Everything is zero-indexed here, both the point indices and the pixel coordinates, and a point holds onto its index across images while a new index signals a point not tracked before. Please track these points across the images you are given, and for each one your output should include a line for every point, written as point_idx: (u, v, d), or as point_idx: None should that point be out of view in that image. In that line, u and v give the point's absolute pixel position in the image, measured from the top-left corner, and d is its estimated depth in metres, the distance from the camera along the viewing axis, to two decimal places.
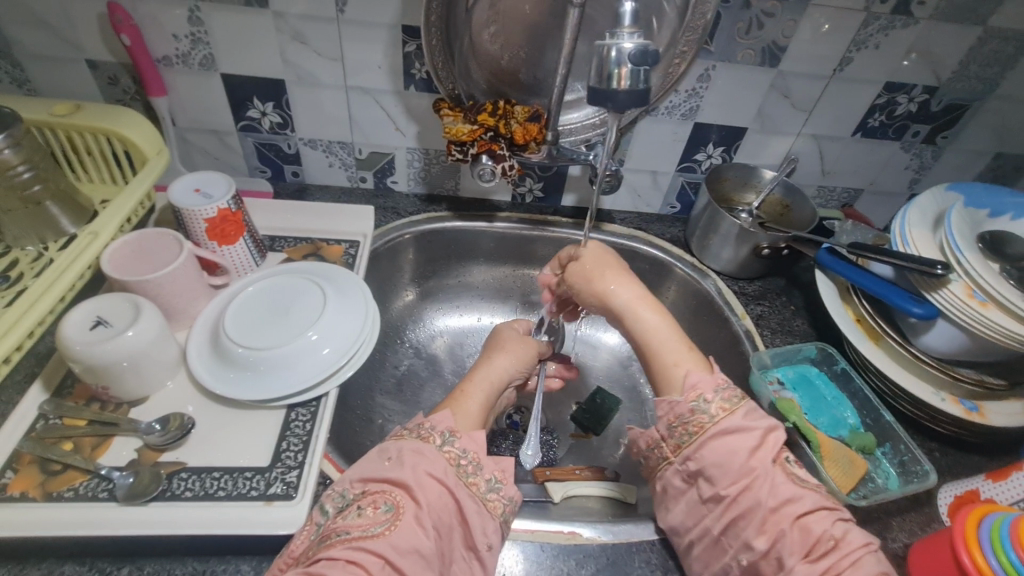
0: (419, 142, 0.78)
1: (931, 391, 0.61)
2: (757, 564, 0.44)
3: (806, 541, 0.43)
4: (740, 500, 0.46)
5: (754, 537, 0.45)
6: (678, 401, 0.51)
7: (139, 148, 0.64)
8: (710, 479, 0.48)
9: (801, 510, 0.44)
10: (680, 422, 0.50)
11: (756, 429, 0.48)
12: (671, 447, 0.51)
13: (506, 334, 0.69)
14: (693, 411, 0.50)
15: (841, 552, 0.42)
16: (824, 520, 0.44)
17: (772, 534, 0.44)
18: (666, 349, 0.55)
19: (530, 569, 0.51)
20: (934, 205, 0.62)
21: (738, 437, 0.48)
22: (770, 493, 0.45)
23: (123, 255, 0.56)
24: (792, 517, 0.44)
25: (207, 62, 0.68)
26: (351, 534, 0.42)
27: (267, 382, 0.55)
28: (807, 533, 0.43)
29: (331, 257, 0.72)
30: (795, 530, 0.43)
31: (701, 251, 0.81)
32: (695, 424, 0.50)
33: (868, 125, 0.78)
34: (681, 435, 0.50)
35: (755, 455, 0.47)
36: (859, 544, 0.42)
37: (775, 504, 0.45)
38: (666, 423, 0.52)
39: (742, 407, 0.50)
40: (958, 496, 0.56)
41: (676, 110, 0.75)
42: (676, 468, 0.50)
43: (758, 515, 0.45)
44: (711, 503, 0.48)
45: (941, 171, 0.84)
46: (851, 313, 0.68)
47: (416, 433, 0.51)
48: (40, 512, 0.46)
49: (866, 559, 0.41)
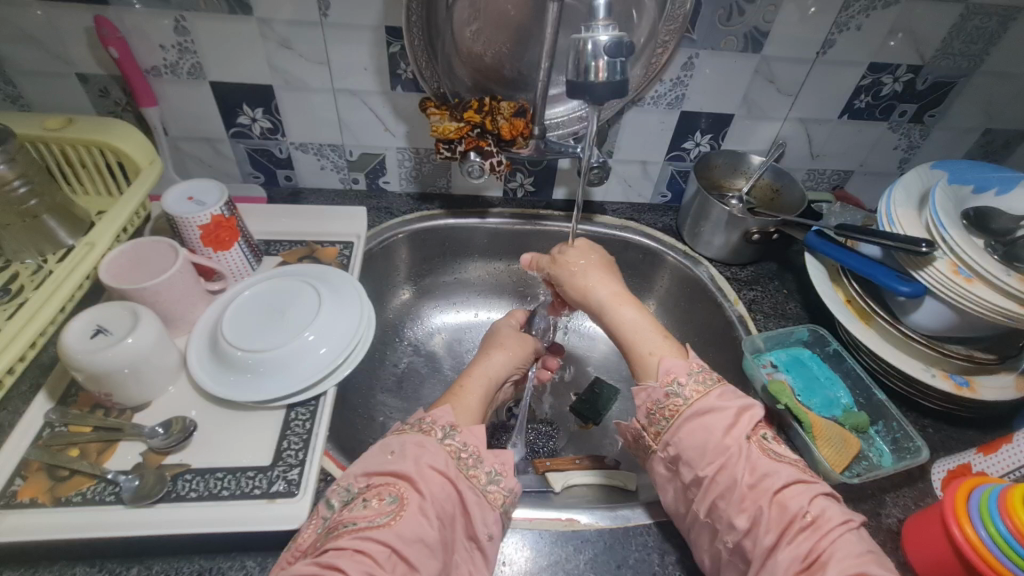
0: (408, 141, 0.79)
1: (923, 368, 0.62)
2: (741, 543, 0.45)
3: (782, 519, 0.43)
4: (717, 480, 0.46)
5: (736, 516, 0.45)
6: (654, 387, 0.52)
7: (131, 158, 0.65)
8: (689, 463, 0.48)
9: (778, 486, 0.45)
10: (657, 408, 0.51)
11: (730, 409, 0.49)
12: (652, 435, 0.52)
13: (501, 328, 0.71)
14: (668, 396, 0.51)
15: (819, 531, 0.42)
16: (801, 495, 0.44)
17: (751, 512, 0.44)
18: (641, 339, 0.56)
19: (530, 557, 0.51)
20: (919, 184, 0.63)
21: (714, 419, 0.48)
22: (747, 471, 0.46)
23: (120, 264, 0.58)
24: (771, 493, 0.44)
25: (196, 71, 0.69)
26: (358, 525, 0.43)
27: (266, 383, 0.56)
28: (784, 509, 0.43)
29: (326, 258, 0.73)
30: (772, 506, 0.44)
31: (693, 239, 0.81)
32: (670, 407, 0.50)
33: (854, 107, 0.78)
34: (660, 421, 0.51)
35: (730, 435, 0.47)
36: (836, 521, 0.43)
37: (752, 481, 0.45)
38: (645, 411, 0.52)
39: (716, 387, 0.51)
40: (950, 470, 0.57)
41: (661, 99, 0.75)
42: (659, 456, 0.51)
43: (736, 491, 0.45)
44: (693, 487, 0.48)
45: (931, 149, 0.84)
46: (841, 295, 0.68)
47: (417, 427, 0.51)
48: (51, 517, 0.47)
49: (845, 536, 0.42)
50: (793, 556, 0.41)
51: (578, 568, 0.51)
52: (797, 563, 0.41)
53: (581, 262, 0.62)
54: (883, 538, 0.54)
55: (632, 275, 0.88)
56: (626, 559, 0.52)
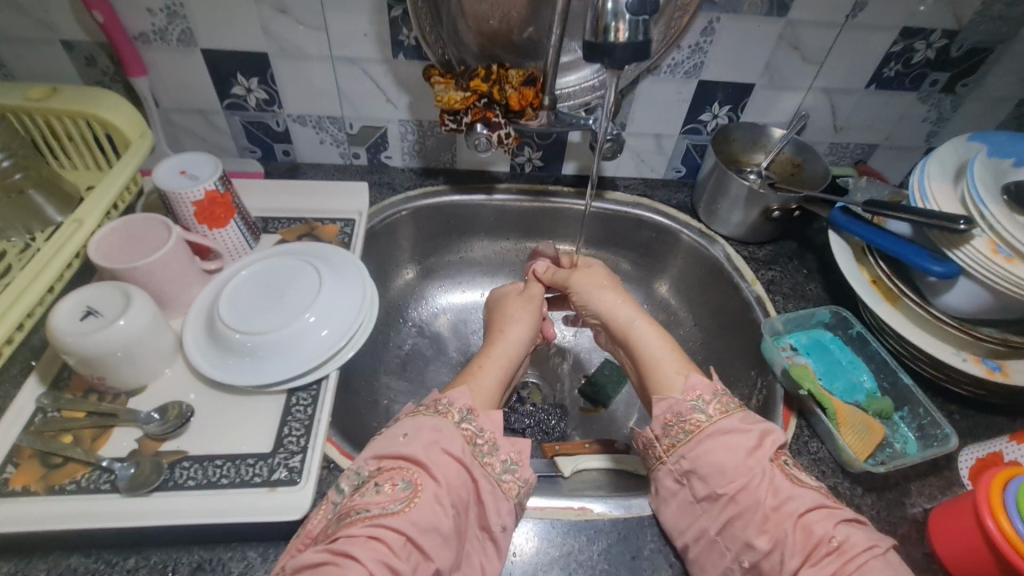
0: (411, 113, 0.75)
1: (952, 352, 0.59)
2: (759, 563, 0.43)
3: (807, 541, 0.42)
4: (738, 499, 0.45)
5: (754, 536, 0.44)
6: (678, 399, 0.51)
7: (121, 131, 0.62)
8: (704, 479, 0.47)
9: (802, 509, 0.43)
10: (677, 421, 0.50)
11: (753, 430, 0.48)
12: (664, 446, 0.50)
13: (506, 301, 0.67)
14: (690, 410, 0.50)
15: (845, 557, 0.40)
16: (826, 519, 0.43)
17: (774, 533, 0.43)
18: (663, 359, 0.56)
19: (541, 547, 0.50)
20: (954, 157, 0.59)
21: (737, 438, 0.47)
22: (769, 493, 0.44)
23: (111, 244, 0.55)
24: (794, 516, 0.43)
25: (186, 38, 0.65)
26: (370, 512, 0.41)
27: (266, 367, 0.54)
28: (810, 533, 0.42)
29: (326, 236, 0.70)
30: (797, 529, 0.42)
31: (709, 217, 0.78)
32: (691, 423, 0.49)
33: (883, 75, 0.74)
34: (676, 435, 0.49)
35: (753, 456, 0.46)
36: (863, 547, 0.41)
37: (776, 503, 0.44)
38: (661, 423, 0.51)
39: (737, 411, 0.50)
40: (980, 459, 0.54)
41: (679, 67, 0.71)
42: (669, 468, 0.49)
43: (758, 512, 0.44)
44: (705, 503, 0.47)
45: (962, 121, 0.79)
46: (867, 275, 0.65)
47: (434, 409, 0.49)
48: (45, 505, 0.45)
49: (871, 563, 0.40)
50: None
51: (591, 559, 0.49)
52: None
53: (601, 281, 0.65)
54: (908, 528, 0.52)
55: (643, 254, 0.85)
56: (640, 549, 0.50)
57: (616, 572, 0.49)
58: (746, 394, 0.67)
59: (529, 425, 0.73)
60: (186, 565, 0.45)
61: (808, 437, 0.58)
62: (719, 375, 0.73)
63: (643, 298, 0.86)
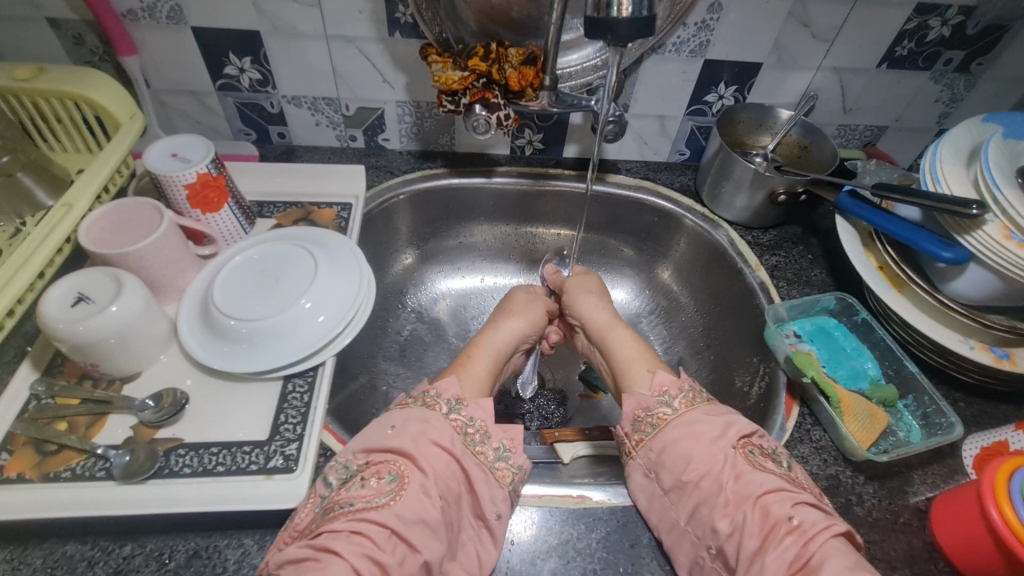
0: (409, 94, 0.73)
1: (959, 339, 0.58)
2: (723, 548, 0.43)
3: (765, 522, 0.42)
4: (700, 485, 0.46)
5: (718, 520, 0.44)
6: (645, 396, 0.53)
7: (110, 113, 0.60)
8: (669, 469, 0.48)
9: (761, 491, 0.44)
10: (645, 415, 0.51)
11: (717, 420, 0.49)
12: (633, 442, 0.51)
13: (517, 292, 0.68)
14: (657, 405, 0.52)
15: (804, 536, 0.41)
16: (783, 501, 0.43)
17: (734, 516, 0.43)
18: (634, 360, 0.58)
19: (538, 534, 0.49)
20: (968, 138, 0.57)
21: (701, 428, 0.48)
22: (732, 477, 0.45)
23: (101, 228, 0.54)
24: (753, 497, 0.43)
25: (175, 15, 0.63)
26: (355, 506, 0.41)
27: (262, 354, 0.53)
28: (767, 514, 0.43)
29: (322, 221, 0.69)
30: (755, 510, 0.43)
31: (713, 201, 0.76)
32: (658, 416, 0.51)
33: (895, 54, 0.71)
34: (645, 429, 0.51)
35: (716, 444, 0.47)
36: (820, 526, 0.42)
37: (736, 486, 0.44)
38: (631, 419, 0.52)
39: (703, 403, 0.51)
40: (984, 448, 0.53)
41: (684, 46, 0.69)
42: (638, 463, 0.50)
43: (720, 496, 0.44)
44: (674, 493, 0.47)
45: (976, 102, 0.77)
46: (873, 261, 0.64)
47: (420, 402, 0.49)
48: (40, 493, 0.45)
49: (830, 542, 0.41)
50: (780, 561, 0.40)
51: (589, 547, 0.49)
52: (784, 567, 0.40)
53: (591, 287, 0.70)
54: (909, 517, 0.51)
55: (645, 239, 0.83)
56: (638, 538, 0.50)
57: (614, 560, 0.48)
58: (747, 381, 0.67)
59: (528, 411, 0.74)
60: (183, 552, 0.45)
61: (810, 425, 0.58)
62: (721, 361, 0.73)
63: (644, 284, 0.85)
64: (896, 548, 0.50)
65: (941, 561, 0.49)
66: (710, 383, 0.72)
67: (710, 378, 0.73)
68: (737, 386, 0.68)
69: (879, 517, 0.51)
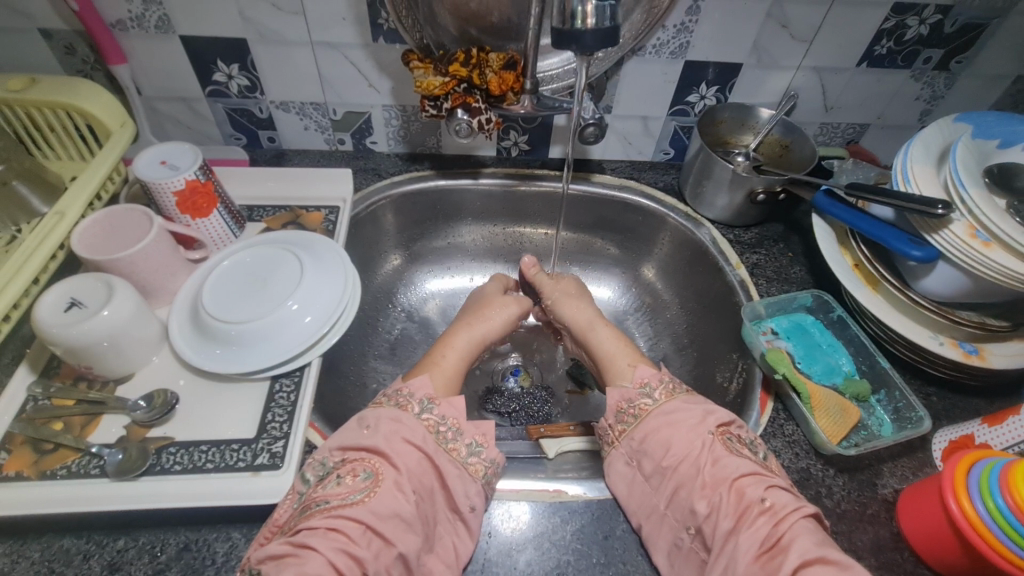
0: (395, 98, 0.74)
1: (930, 335, 0.59)
2: (702, 528, 0.45)
3: (739, 503, 0.44)
4: (679, 469, 0.48)
5: (696, 501, 0.46)
6: (627, 388, 0.55)
7: (101, 121, 0.62)
8: (650, 456, 0.50)
9: (737, 474, 0.46)
10: (627, 407, 0.53)
11: (696, 408, 0.51)
12: (616, 432, 0.53)
13: (488, 293, 0.69)
14: (639, 396, 0.54)
15: (777, 516, 0.43)
16: (756, 484, 0.45)
17: (711, 497, 0.46)
18: (617, 355, 0.60)
19: (516, 527, 0.51)
20: (939, 138, 0.58)
21: (680, 417, 0.50)
22: (710, 462, 0.47)
23: (93, 235, 0.55)
24: (730, 480, 0.46)
25: (164, 24, 0.65)
26: (331, 503, 0.43)
27: (250, 355, 0.55)
28: (741, 496, 0.45)
29: (310, 224, 0.70)
30: (730, 492, 0.45)
31: (695, 200, 0.78)
32: (640, 406, 0.53)
33: (874, 53, 0.72)
34: (628, 420, 0.53)
35: (694, 430, 0.49)
36: (791, 508, 0.44)
37: (713, 470, 0.47)
38: (615, 411, 0.54)
39: (682, 394, 0.53)
40: (952, 441, 0.55)
41: (664, 48, 0.70)
42: (621, 452, 0.52)
43: (697, 479, 0.47)
44: (654, 478, 0.49)
45: (955, 99, 0.78)
46: (849, 259, 0.65)
47: (394, 401, 0.51)
48: (37, 489, 0.47)
49: (800, 521, 0.43)
50: (752, 540, 0.42)
51: (564, 539, 0.51)
52: (755, 545, 0.42)
53: (572, 289, 0.70)
54: (877, 509, 0.53)
55: (630, 237, 0.85)
56: (612, 530, 0.51)
57: (588, 551, 0.50)
58: (727, 377, 0.68)
59: (515, 409, 0.75)
60: (174, 545, 0.47)
61: (783, 420, 0.59)
62: (704, 357, 0.74)
63: (630, 282, 0.86)
64: (863, 538, 0.51)
65: (906, 551, 0.50)
66: (691, 379, 0.74)
67: (691, 375, 0.74)
68: (718, 381, 0.70)
69: (848, 509, 0.53)
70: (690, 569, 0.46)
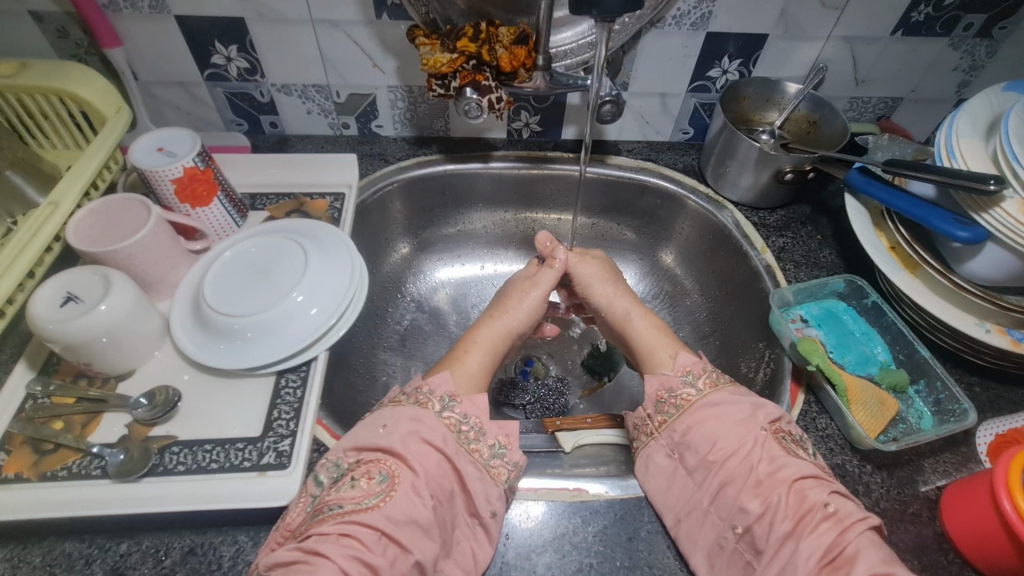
0: (400, 78, 0.71)
1: (975, 322, 0.55)
2: (752, 529, 0.43)
3: (799, 507, 0.42)
4: (727, 464, 0.45)
5: (748, 500, 0.43)
6: (669, 375, 0.53)
7: (96, 108, 0.60)
8: (694, 450, 0.47)
9: (796, 475, 0.43)
10: (668, 397, 0.51)
11: (744, 402, 0.48)
12: (656, 423, 0.51)
13: (510, 287, 0.65)
14: (681, 385, 0.51)
15: (841, 524, 0.41)
16: (819, 487, 0.43)
17: (767, 497, 0.43)
18: (657, 345, 0.57)
19: (535, 530, 0.49)
20: (988, 109, 0.54)
21: (727, 410, 0.48)
22: (763, 460, 0.45)
23: (89, 224, 0.53)
24: (788, 482, 0.43)
25: (157, 5, 0.62)
26: (344, 508, 0.41)
27: (256, 349, 0.53)
28: (803, 499, 0.42)
29: (315, 212, 0.68)
30: (790, 494, 0.43)
31: (717, 180, 0.74)
32: (681, 398, 0.50)
33: (911, 20, 0.67)
34: (668, 412, 0.50)
35: (744, 426, 0.47)
36: (856, 517, 0.41)
37: (769, 469, 0.44)
38: (654, 400, 0.52)
39: (727, 384, 0.51)
40: (999, 435, 0.52)
41: (685, 18, 0.66)
42: (661, 444, 0.50)
43: (750, 478, 0.44)
44: (696, 475, 0.47)
45: (997, 70, 0.73)
46: (884, 241, 0.61)
47: (414, 398, 0.49)
48: (38, 493, 0.46)
49: (866, 533, 0.40)
50: (814, 550, 0.40)
51: (586, 541, 0.48)
52: (816, 557, 0.40)
53: (601, 273, 0.65)
54: (919, 507, 0.50)
55: (647, 222, 0.81)
56: (636, 531, 0.49)
57: (611, 553, 0.48)
58: (753, 367, 0.65)
59: (530, 401, 0.72)
60: (180, 549, 0.45)
61: (816, 413, 0.56)
62: (726, 347, 0.71)
63: (648, 268, 0.82)
64: (904, 539, 0.48)
65: (952, 553, 0.47)
66: (715, 367, 0.71)
67: (715, 363, 0.71)
68: (742, 371, 0.66)
69: (888, 508, 0.50)
70: (733, 572, 0.44)
